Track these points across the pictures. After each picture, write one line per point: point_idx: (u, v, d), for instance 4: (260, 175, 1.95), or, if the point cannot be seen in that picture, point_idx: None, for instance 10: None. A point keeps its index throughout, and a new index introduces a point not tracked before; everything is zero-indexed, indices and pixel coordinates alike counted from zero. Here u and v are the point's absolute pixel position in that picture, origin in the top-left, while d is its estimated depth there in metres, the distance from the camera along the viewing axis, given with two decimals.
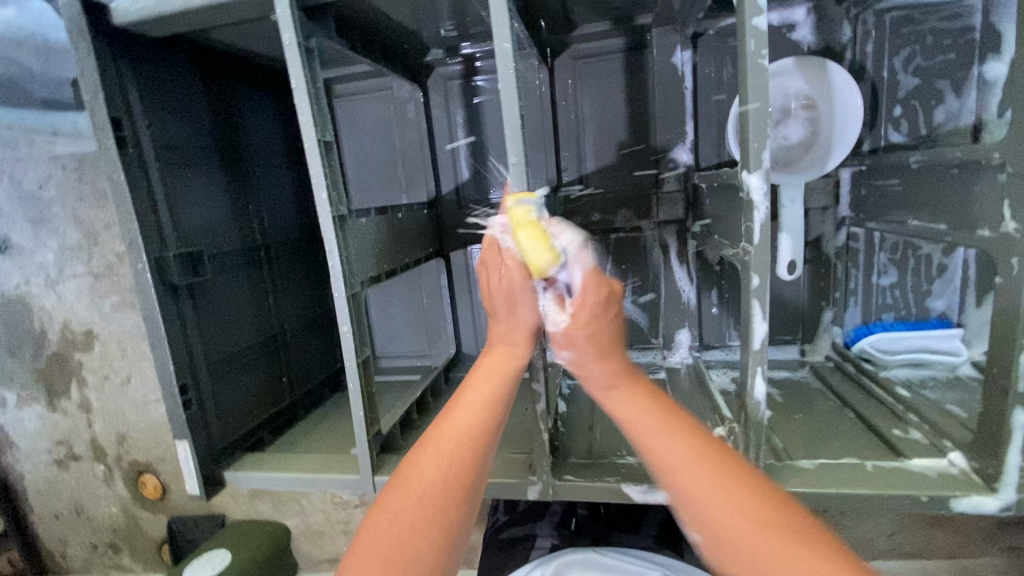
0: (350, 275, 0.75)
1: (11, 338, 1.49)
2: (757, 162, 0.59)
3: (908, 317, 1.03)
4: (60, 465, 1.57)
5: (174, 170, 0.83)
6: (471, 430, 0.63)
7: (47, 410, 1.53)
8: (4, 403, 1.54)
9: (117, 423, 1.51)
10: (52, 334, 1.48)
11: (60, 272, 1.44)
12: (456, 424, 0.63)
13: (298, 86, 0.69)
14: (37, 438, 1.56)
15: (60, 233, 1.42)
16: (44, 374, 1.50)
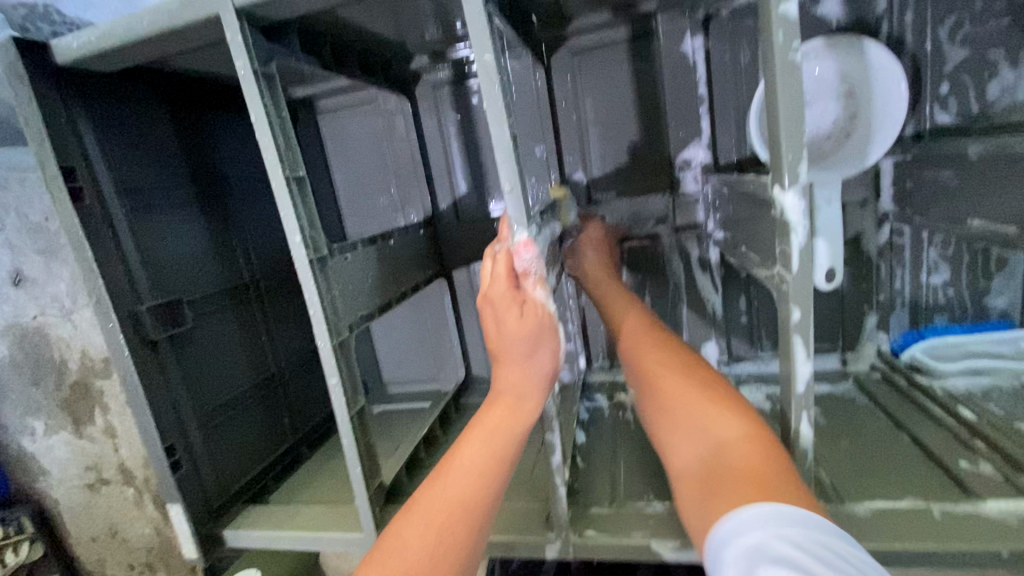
0: (334, 322, 0.68)
1: (34, 368, 1.45)
2: (792, 176, 0.49)
3: (964, 319, 0.92)
4: (92, 489, 1.54)
5: (143, 213, 0.77)
6: (468, 498, 0.56)
7: (74, 436, 1.50)
8: (33, 432, 1.50)
9: (144, 446, 1.49)
10: (72, 362, 1.45)
11: (74, 301, 1.41)
12: (452, 492, 0.56)
13: (258, 119, 0.61)
14: (67, 464, 1.52)
15: (71, 264, 1.40)
16: (68, 401, 1.47)
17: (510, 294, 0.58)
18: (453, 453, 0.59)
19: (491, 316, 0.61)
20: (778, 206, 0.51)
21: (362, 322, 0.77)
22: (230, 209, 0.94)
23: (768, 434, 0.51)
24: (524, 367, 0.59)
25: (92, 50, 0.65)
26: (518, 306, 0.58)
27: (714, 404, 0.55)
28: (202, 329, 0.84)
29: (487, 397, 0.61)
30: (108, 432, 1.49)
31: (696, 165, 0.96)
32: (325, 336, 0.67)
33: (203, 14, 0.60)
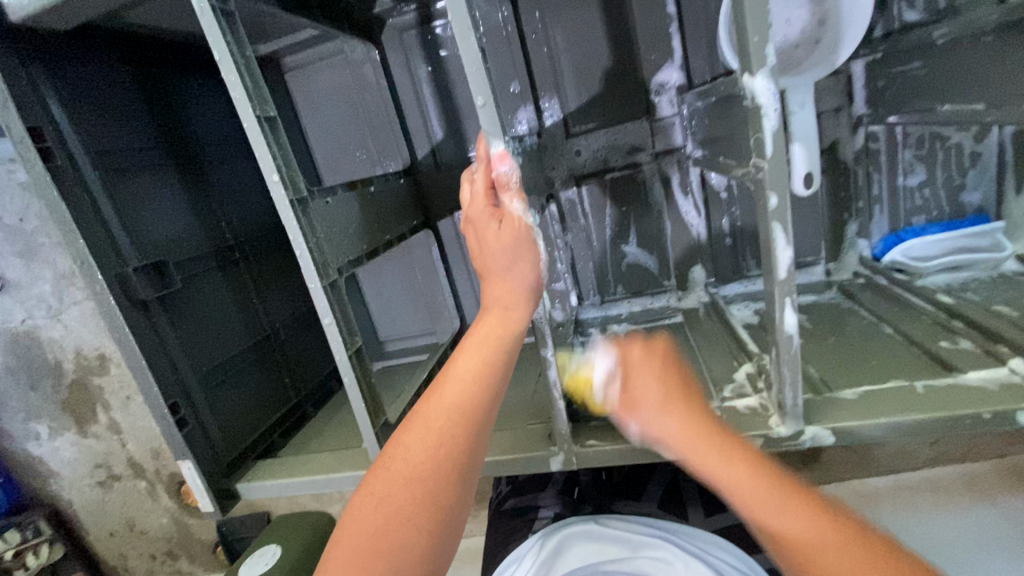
0: (322, 262, 0.68)
1: (30, 372, 1.43)
2: (761, 60, 0.50)
3: (941, 218, 0.94)
4: (103, 486, 1.55)
5: (116, 173, 0.76)
6: (466, 405, 0.57)
7: (80, 437, 1.50)
8: (38, 436, 1.48)
9: (150, 440, 1.51)
10: (66, 363, 1.43)
11: (60, 301, 1.39)
12: (449, 402, 0.57)
13: (222, 57, 0.60)
14: (75, 464, 1.53)
15: (52, 263, 1.37)
16: (70, 402, 1.46)
17: (488, 211, 0.59)
18: (448, 367, 0.60)
19: (473, 235, 0.61)
20: (751, 92, 0.51)
21: (350, 266, 0.77)
22: (205, 170, 0.92)
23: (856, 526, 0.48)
24: (508, 278, 0.59)
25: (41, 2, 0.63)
26: (496, 220, 0.58)
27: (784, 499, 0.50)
28: (191, 289, 0.84)
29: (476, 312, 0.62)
30: (111, 428, 1.49)
31: (670, 88, 0.96)
32: (313, 276, 0.67)
33: None
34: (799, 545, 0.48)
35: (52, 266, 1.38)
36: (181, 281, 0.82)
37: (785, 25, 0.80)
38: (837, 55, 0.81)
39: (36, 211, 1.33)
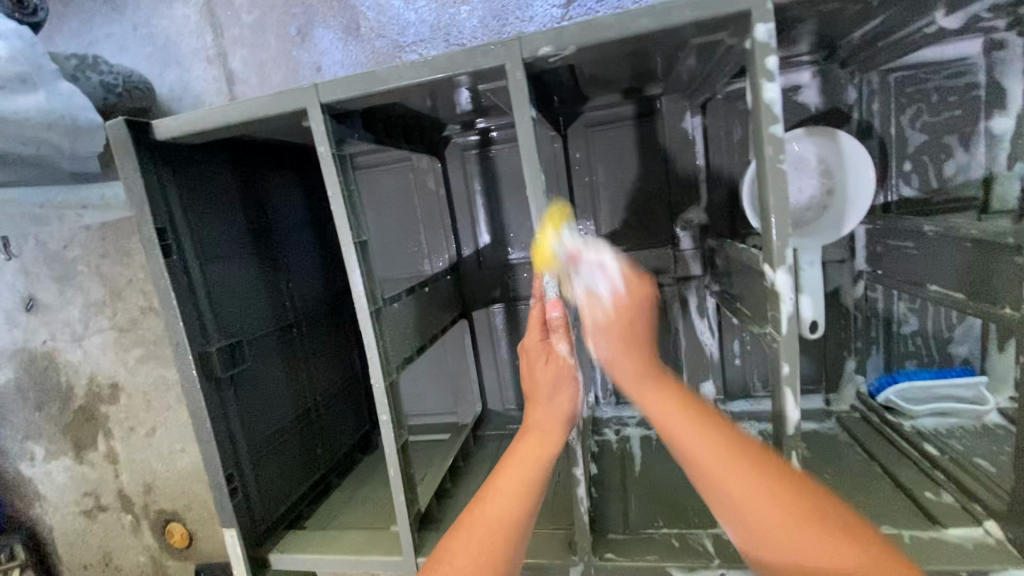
0: (386, 363, 0.78)
1: (40, 394, 1.53)
2: (781, 258, 0.61)
3: (931, 364, 1.05)
4: (87, 515, 1.60)
5: (214, 261, 0.87)
6: (506, 518, 0.65)
7: (75, 463, 1.56)
8: (32, 457, 1.57)
9: (145, 474, 1.54)
10: (78, 388, 1.52)
11: (85, 329, 1.49)
12: (490, 510, 0.65)
13: (334, 193, 0.72)
14: (64, 489, 1.58)
15: (84, 290, 1.47)
16: (72, 428, 1.54)
17: (541, 344, 0.72)
18: (491, 481, 0.68)
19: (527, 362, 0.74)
20: (773, 280, 0.62)
21: (404, 363, 0.86)
22: (281, 252, 1.03)
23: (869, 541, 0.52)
24: (550, 404, 0.70)
25: (188, 129, 0.76)
26: (546, 350, 0.71)
27: (756, 480, 0.56)
28: (257, 364, 0.93)
29: (517, 433, 0.71)
30: (111, 459, 1.55)
31: (694, 226, 1.10)
32: (378, 376, 0.77)
33: (290, 108, 0.71)
34: (768, 523, 0.54)
35: (83, 294, 1.48)
36: (250, 357, 0.91)
37: (797, 192, 0.93)
38: (843, 226, 0.92)
39: (79, 242, 1.45)
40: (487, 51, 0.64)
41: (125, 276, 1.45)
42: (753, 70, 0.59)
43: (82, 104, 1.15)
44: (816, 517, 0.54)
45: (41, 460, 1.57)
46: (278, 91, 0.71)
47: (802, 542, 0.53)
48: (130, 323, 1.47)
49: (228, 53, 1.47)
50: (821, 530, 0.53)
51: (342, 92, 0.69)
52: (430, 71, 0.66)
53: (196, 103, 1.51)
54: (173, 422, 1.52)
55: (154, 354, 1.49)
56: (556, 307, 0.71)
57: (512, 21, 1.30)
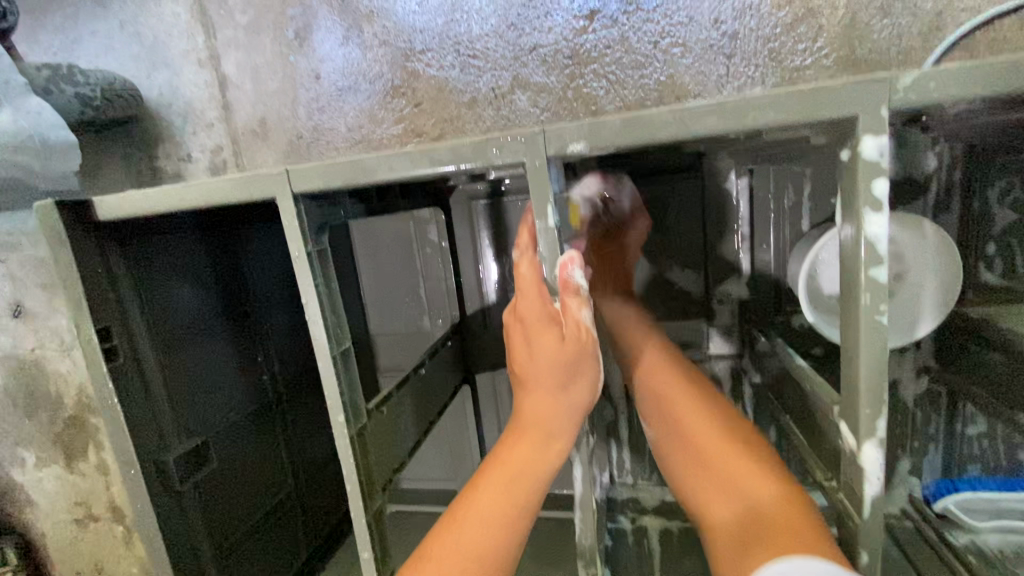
0: (369, 493, 0.65)
1: (28, 401, 1.33)
2: (871, 431, 0.47)
3: (998, 471, 0.92)
4: (80, 524, 1.38)
5: (174, 349, 0.74)
6: (491, 549, 0.53)
7: (65, 471, 1.35)
8: (22, 462, 1.35)
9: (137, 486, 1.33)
10: (69, 396, 1.32)
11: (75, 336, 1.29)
12: (467, 546, 0.53)
13: (308, 299, 0.59)
14: (55, 498, 1.37)
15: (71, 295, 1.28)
16: (62, 438, 1.33)
17: (549, 313, 0.54)
18: (471, 500, 0.56)
19: (521, 335, 0.57)
20: (856, 454, 0.48)
21: (393, 475, 0.73)
22: (256, 319, 0.90)
23: (795, 485, 0.55)
24: (559, 398, 0.56)
25: (137, 210, 0.62)
26: (557, 328, 0.54)
27: (747, 464, 0.57)
28: (225, 457, 0.81)
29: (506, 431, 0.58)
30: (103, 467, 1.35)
31: (733, 300, 0.96)
32: (359, 510, 0.63)
33: (258, 197, 0.57)
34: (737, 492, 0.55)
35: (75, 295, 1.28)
36: (217, 452, 0.79)
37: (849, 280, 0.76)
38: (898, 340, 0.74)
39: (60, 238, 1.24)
40: (503, 144, 0.50)
41: None
42: (849, 190, 0.45)
43: (52, 121, 1.00)
44: (795, 513, 0.52)
45: (32, 468, 1.36)
46: (243, 174, 0.57)
47: (744, 483, 0.56)
48: None
49: (221, 56, 1.29)
50: (797, 538, 0.49)
51: (319, 182, 0.55)
52: (429, 163, 0.52)
53: (187, 110, 1.33)
54: None
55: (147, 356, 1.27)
56: (576, 267, 0.53)
57: (529, 32, 1.11)
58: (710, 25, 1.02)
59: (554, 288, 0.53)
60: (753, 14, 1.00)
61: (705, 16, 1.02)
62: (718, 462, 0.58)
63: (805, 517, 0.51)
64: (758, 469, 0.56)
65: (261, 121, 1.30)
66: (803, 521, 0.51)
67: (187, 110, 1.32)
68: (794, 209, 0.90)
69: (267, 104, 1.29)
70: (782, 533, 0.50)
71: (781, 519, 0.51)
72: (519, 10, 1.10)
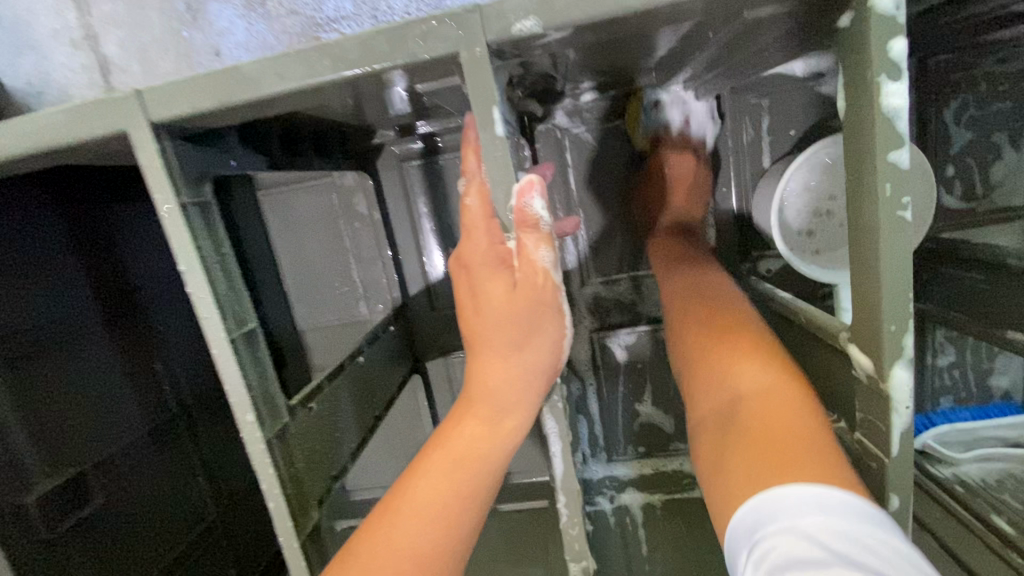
0: (298, 509, 0.51)
1: None
2: (896, 351, 0.40)
3: (969, 399, 0.91)
4: None
5: (26, 361, 0.58)
6: (429, 549, 0.41)
7: None
8: None
9: None
10: None
11: None
12: (401, 548, 0.41)
13: (188, 266, 0.44)
14: None
15: None
16: None
17: (498, 255, 0.41)
18: (406, 487, 0.44)
19: (467, 287, 0.45)
20: (885, 382, 0.41)
21: (331, 484, 0.60)
22: (149, 320, 0.74)
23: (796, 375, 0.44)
24: (514, 360, 0.44)
25: None
26: (508, 271, 0.42)
27: (741, 356, 0.46)
28: (118, 490, 0.65)
29: (458, 403, 0.47)
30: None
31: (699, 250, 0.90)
32: (288, 535, 0.50)
33: (103, 132, 0.43)
34: (727, 386, 0.45)
35: None
36: (105, 485, 0.63)
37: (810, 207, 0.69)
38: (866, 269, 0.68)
39: None
40: (428, 33, 0.38)
41: None
42: (856, 58, 0.37)
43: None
44: (798, 403, 0.42)
45: None
46: (80, 104, 0.43)
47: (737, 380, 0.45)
48: None
49: None
50: (813, 466, 0.38)
51: (186, 105, 0.41)
52: (333, 66, 0.40)
53: None
54: None
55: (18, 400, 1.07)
56: (536, 195, 0.41)
57: None
58: None
59: (505, 224, 0.40)
60: None
61: None
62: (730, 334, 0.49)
63: (812, 424, 0.41)
64: (751, 366, 0.45)
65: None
66: (813, 427, 0.40)
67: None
68: (753, 145, 0.84)
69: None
70: (792, 448, 0.39)
71: (795, 432, 0.40)
72: None
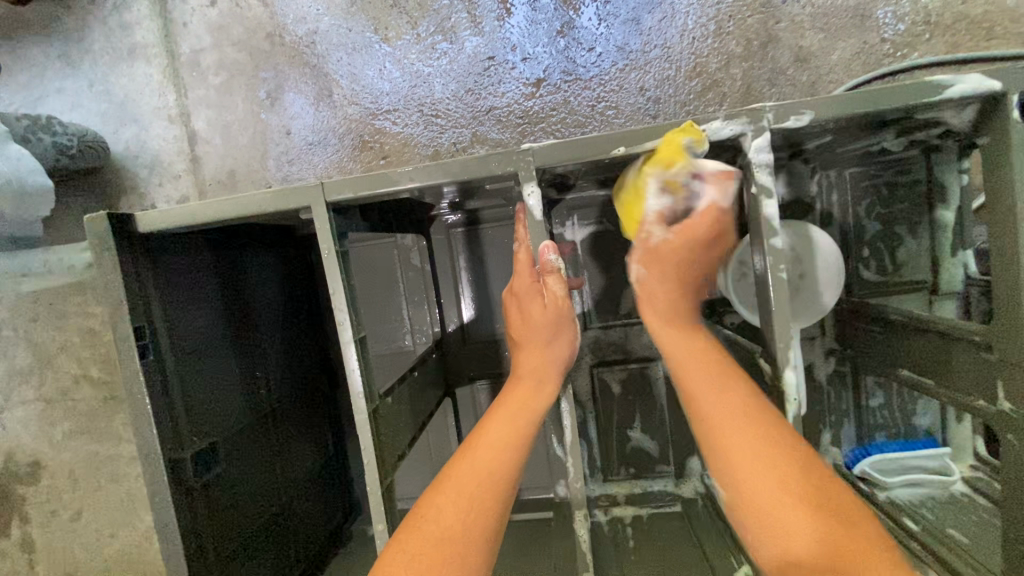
0: (383, 466, 0.73)
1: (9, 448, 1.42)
2: (787, 360, 0.65)
3: (899, 435, 1.11)
4: None
5: (190, 356, 0.81)
6: (499, 471, 0.63)
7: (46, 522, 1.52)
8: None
9: (89, 541, 1.51)
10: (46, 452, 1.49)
11: (8, 401, 1.48)
12: (479, 467, 0.63)
13: (335, 291, 0.69)
14: None
15: (39, 358, 1.47)
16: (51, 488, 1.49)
17: (535, 285, 0.68)
18: (480, 434, 0.66)
19: (515, 306, 0.71)
20: (780, 381, 0.65)
21: (397, 461, 0.80)
22: (259, 338, 0.97)
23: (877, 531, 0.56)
24: (545, 351, 0.69)
25: (178, 224, 0.73)
26: (541, 297, 0.68)
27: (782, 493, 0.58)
28: (234, 463, 0.85)
29: (510, 380, 0.70)
30: (113, 479, 1.50)
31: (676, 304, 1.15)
32: (375, 483, 0.71)
33: (292, 206, 0.69)
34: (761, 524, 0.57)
35: (42, 364, 1.47)
36: (227, 457, 0.85)
37: None
38: (800, 319, 0.93)
39: (29, 307, 1.45)
40: (503, 159, 0.65)
41: (57, 340, 1.46)
42: (749, 183, 0.66)
43: (29, 167, 1.19)
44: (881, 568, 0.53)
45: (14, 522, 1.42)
46: (280, 189, 0.69)
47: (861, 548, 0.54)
48: (60, 393, 1.48)
49: (192, 113, 1.41)
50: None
51: (349, 192, 0.68)
52: (442, 174, 0.67)
53: (154, 162, 1.42)
54: (107, 495, 1.50)
55: (111, 405, 1.46)
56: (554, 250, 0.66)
57: (485, 96, 1.31)
58: (637, 92, 1.26)
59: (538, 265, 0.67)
60: (671, 84, 1.25)
61: (633, 85, 1.26)
62: (801, 463, 0.59)
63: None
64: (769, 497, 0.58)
65: (230, 172, 1.40)
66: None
67: (155, 162, 1.42)
68: None
69: (236, 157, 1.40)
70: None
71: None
72: (476, 78, 1.31)
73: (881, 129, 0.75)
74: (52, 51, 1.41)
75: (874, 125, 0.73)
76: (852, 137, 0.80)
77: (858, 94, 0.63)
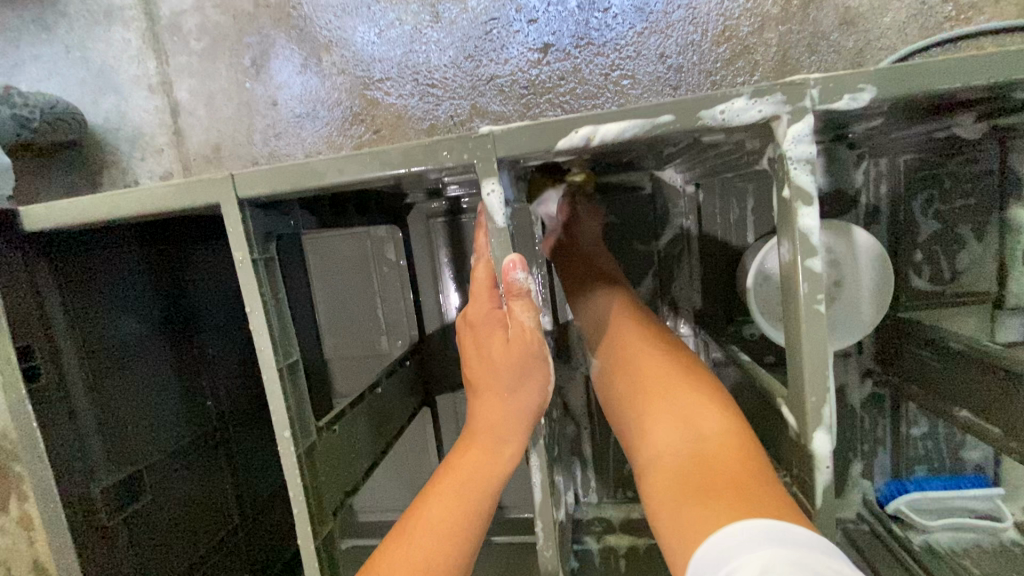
0: (318, 516, 0.61)
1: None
2: (818, 420, 0.50)
3: (943, 470, 0.95)
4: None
5: (106, 373, 0.69)
6: (440, 559, 0.53)
7: None
8: None
9: None
10: None
11: None
12: (417, 555, 0.53)
13: (253, 309, 0.56)
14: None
15: None
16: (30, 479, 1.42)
17: (496, 316, 0.54)
18: (422, 508, 0.55)
19: (472, 342, 0.58)
20: (808, 442, 0.50)
21: (343, 500, 0.68)
22: (203, 343, 0.85)
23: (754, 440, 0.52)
24: (506, 401, 0.55)
25: (65, 221, 0.59)
26: (504, 331, 0.54)
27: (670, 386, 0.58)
28: (163, 491, 0.75)
29: (465, 435, 0.59)
30: None
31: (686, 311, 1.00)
32: (306, 538, 0.59)
33: (202, 202, 0.56)
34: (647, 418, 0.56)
35: None
36: (155, 486, 0.74)
37: None
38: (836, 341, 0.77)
39: None
40: (455, 147, 0.51)
41: None
42: (780, 183, 0.50)
43: None
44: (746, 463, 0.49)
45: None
46: (184, 182, 0.56)
47: (702, 427, 0.53)
48: None
49: (173, 82, 1.26)
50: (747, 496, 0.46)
51: (267, 187, 0.54)
52: (379, 166, 0.52)
53: (135, 135, 1.29)
54: None
55: None
56: (520, 270, 0.51)
57: (487, 62, 1.14)
58: (657, 59, 1.08)
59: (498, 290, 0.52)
60: (695, 49, 1.06)
61: (653, 50, 1.08)
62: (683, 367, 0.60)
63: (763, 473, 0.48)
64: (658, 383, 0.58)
65: (215, 146, 1.26)
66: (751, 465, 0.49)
67: (134, 135, 1.28)
68: (739, 223, 0.94)
69: (221, 131, 1.26)
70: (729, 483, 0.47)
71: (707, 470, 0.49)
72: (476, 41, 1.13)
73: (958, 110, 0.58)
74: (26, 13, 1.26)
75: (951, 107, 0.56)
76: (919, 119, 0.62)
77: (943, 58, 0.46)
